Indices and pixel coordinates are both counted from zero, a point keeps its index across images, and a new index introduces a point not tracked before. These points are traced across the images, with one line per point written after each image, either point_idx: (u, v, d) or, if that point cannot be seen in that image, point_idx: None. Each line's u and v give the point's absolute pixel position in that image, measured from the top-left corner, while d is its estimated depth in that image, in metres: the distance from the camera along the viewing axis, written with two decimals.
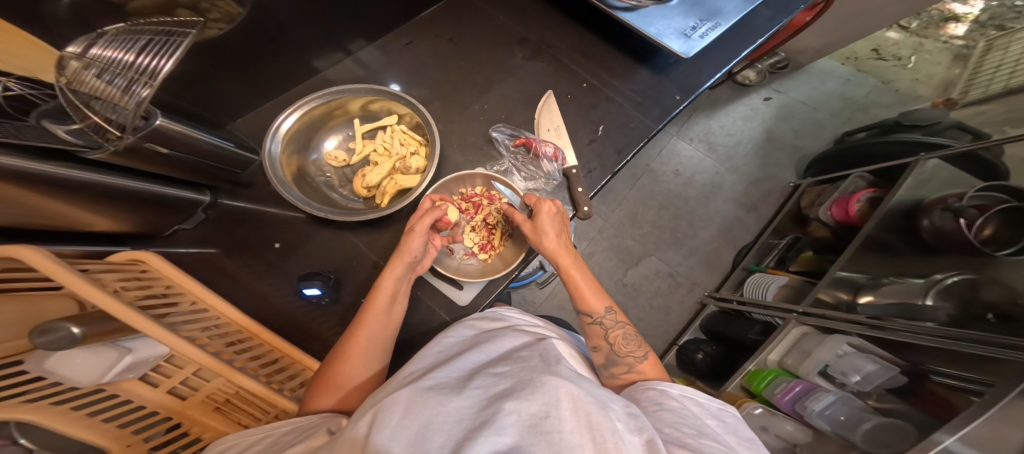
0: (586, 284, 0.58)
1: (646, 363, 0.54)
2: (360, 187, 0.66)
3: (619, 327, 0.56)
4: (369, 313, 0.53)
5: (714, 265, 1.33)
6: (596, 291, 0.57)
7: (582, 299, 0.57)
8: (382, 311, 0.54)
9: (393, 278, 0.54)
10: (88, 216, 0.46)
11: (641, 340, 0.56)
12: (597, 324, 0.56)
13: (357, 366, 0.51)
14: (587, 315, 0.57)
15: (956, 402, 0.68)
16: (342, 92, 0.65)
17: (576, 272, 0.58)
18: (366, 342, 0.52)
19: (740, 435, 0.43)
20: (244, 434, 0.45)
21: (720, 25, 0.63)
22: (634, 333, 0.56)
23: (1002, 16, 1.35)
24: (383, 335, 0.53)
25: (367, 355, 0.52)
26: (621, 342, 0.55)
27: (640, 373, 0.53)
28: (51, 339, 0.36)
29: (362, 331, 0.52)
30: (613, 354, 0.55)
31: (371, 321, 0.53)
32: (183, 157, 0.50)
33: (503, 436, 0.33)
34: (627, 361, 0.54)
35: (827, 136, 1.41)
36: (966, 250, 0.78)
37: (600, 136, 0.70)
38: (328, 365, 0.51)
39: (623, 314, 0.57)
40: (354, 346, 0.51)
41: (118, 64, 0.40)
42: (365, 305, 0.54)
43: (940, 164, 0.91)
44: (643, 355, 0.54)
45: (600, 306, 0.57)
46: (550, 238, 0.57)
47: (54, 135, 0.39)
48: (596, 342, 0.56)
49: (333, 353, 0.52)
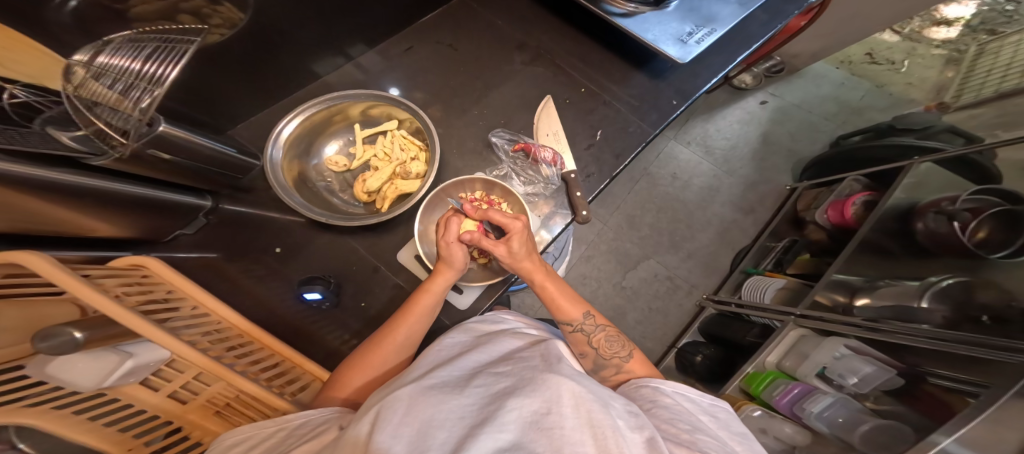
0: (563, 294, 0.58)
1: (632, 362, 0.55)
2: (361, 192, 0.66)
3: (600, 330, 0.56)
4: (411, 314, 0.54)
5: (712, 268, 1.34)
6: (572, 299, 0.58)
7: (558, 309, 0.57)
8: (425, 314, 0.55)
9: (445, 282, 0.56)
10: (90, 222, 0.46)
11: (624, 339, 0.57)
12: (577, 332, 0.56)
13: (386, 359, 0.53)
14: (565, 324, 0.57)
15: (953, 404, 0.69)
16: (343, 98, 0.66)
17: (550, 283, 0.58)
18: (402, 341, 0.53)
19: (732, 430, 0.43)
20: (259, 427, 0.46)
21: (715, 31, 0.64)
22: (616, 334, 0.56)
23: (993, 21, 1.38)
24: (417, 335, 0.54)
25: (397, 353, 0.54)
26: (604, 345, 0.55)
27: (627, 373, 0.53)
28: (53, 344, 0.36)
29: (401, 330, 0.53)
30: (600, 357, 0.55)
31: (413, 321, 0.54)
32: (186, 164, 0.51)
33: (504, 433, 0.33)
34: (614, 363, 0.54)
35: (823, 139, 1.43)
36: (961, 252, 0.79)
37: (598, 141, 0.71)
38: (355, 358, 0.53)
39: (601, 317, 0.58)
40: (388, 344, 0.53)
41: (123, 72, 0.42)
42: (409, 305, 0.55)
43: (933, 167, 0.92)
44: (627, 355, 0.55)
45: (578, 313, 0.57)
46: (524, 258, 0.55)
47: (58, 142, 0.39)
48: (581, 349, 0.56)
49: (368, 345, 0.53)
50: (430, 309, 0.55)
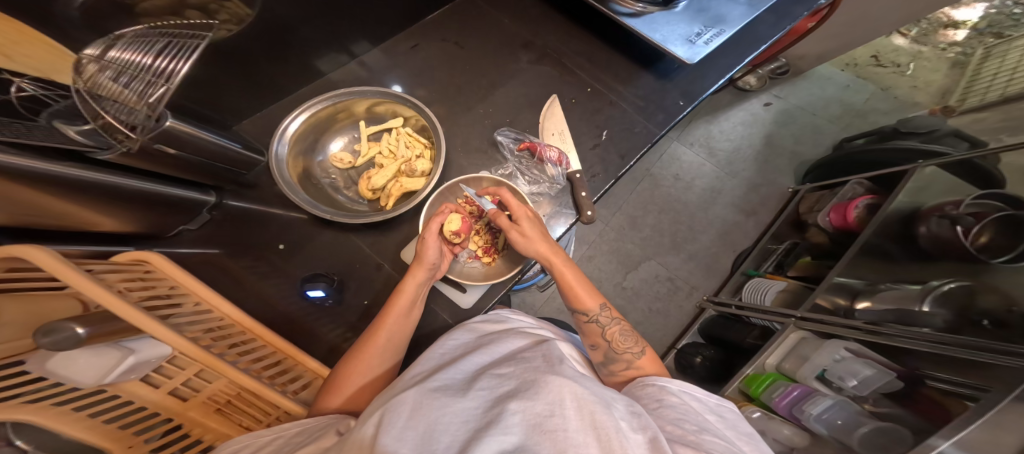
0: (580, 284, 0.57)
1: (644, 359, 0.54)
2: (366, 189, 0.66)
3: (615, 323, 0.56)
4: (390, 315, 0.54)
5: (713, 269, 1.34)
6: (589, 289, 0.57)
7: (576, 299, 0.57)
8: (402, 314, 0.55)
9: (416, 283, 0.56)
10: (94, 216, 0.46)
11: (637, 335, 0.56)
12: (592, 323, 0.56)
13: (372, 363, 0.53)
14: (582, 314, 0.57)
15: (951, 408, 0.69)
16: (349, 95, 0.65)
17: (569, 272, 0.57)
18: (385, 342, 0.54)
19: (739, 429, 0.43)
20: (258, 436, 0.46)
21: (724, 32, 0.64)
22: (630, 329, 0.56)
23: (1000, 24, 1.38)
24: (400, 337, 0.55)
25: (380, 356, 0.53)
26: (618, 339, 0.55)
27: (638, 369, 0.53)
28: (55, 340, 0.36)
29: (382, 331, 0.54)
30: (612, 351, 0.55)
31: (391, 322, 0.54)
32: (191, 159, 0.51)
33: (508, 435, 0.33)
34: (625, 358, 0.54)
35: (826, 141, 1.43)
36: (963, 256, 0.78)
37: (603, 141, 0.71)
38: (344, 363, 0.53)
39: (617, 310, 0.57)
40: (371, 346, 0.53)
41: (135, 67, 0.41)
42: (386, 307, 0.55)
43: (937, 171, 0.91)
44: (640, 351, 0.54)
45: (594, 304, 0.57)
46: (536, 244, 0.56)
47: (64, 136, 0.39)
48: (593, 341, 0.57)
49: (355, 349, 0.53)
50: (406, 308, 0.55)
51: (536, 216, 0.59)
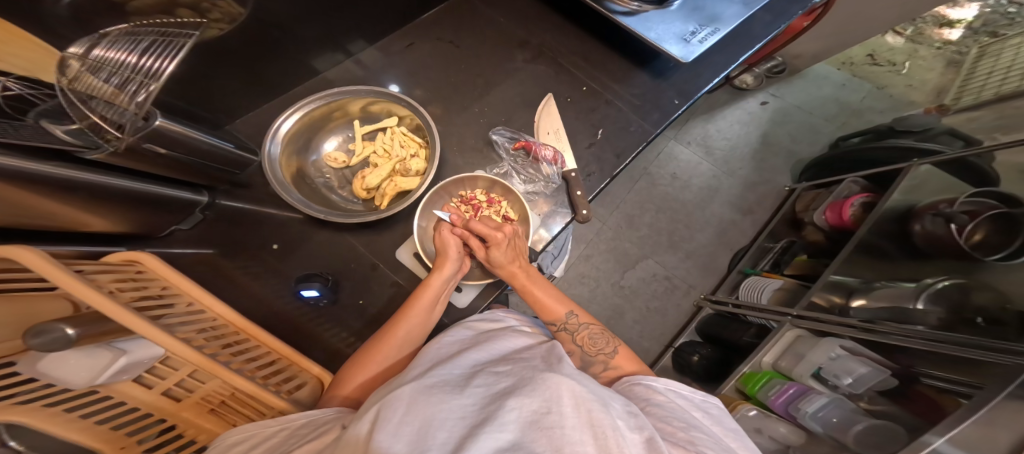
0: (548, 297, 0.58)
1: (618, 359, 0.54)
2: (360, 189, 0.66)
3: (585, 328, 0.57)
4: (412, 311, 0.54)
5: (710, 268, 1.35)
6: (558, 299, 0.58)
7: (544, 309, 0.58)
8: (424, 310, 0.55)
9: (442, 278, 0.55)
10: (84, 216, 0.46)
11: (609, 336, 0.57)
12: (562, 331, 0.57)
13: (388, 355, 0.53)
14: (551, 323, 0.58)
15: (945, 404, 0.70)
16: (343, 94, 0.65)
17: (535, 287, 0.58)
18: (405, 335, 0.53)
19: (725, 426, 0.44)
20: (263, 424, 0.46)
21: (719, 31, 0.64)
22: (601, 330, 0.57)
23: (995, 23, 1.40)
24: (421, 330, 0.55)
25: (401, 348, 0.54)
26: (590, 342, 0.56)
27: (615, 369, 0.53)
28: (45, 341, 0.35)
29: (400, 328, 0.53)
30: (586, 355, 0.55)
31: (412, 319, 0.54)
32: (182, 158, 0.50)
33: (504, 432, 0.33)
34: (601, 359, 0.54)
35: (822, 140, 1.43)
36: (955, 255, 0.79)
37: (599, 140, 0.71)
38: (357, 357, 0.53)
39: (586, 314, 0.58)
40: (388, 341, 0.53)
41: (120, 65, 0.41)
42: (410, 300, 0.55)
43: (931, 170, 0.91)
44: (613, 350, 0.55)
45: (562, 312, 0.57)
46: (504, 265, 0.56)
47: (52, 135, 0.38)
48: (567, 348, 0.56)
49: (368, 346, 0.53)
50: (430, 306, 0.55)
51: (517, 231, 0.58)
